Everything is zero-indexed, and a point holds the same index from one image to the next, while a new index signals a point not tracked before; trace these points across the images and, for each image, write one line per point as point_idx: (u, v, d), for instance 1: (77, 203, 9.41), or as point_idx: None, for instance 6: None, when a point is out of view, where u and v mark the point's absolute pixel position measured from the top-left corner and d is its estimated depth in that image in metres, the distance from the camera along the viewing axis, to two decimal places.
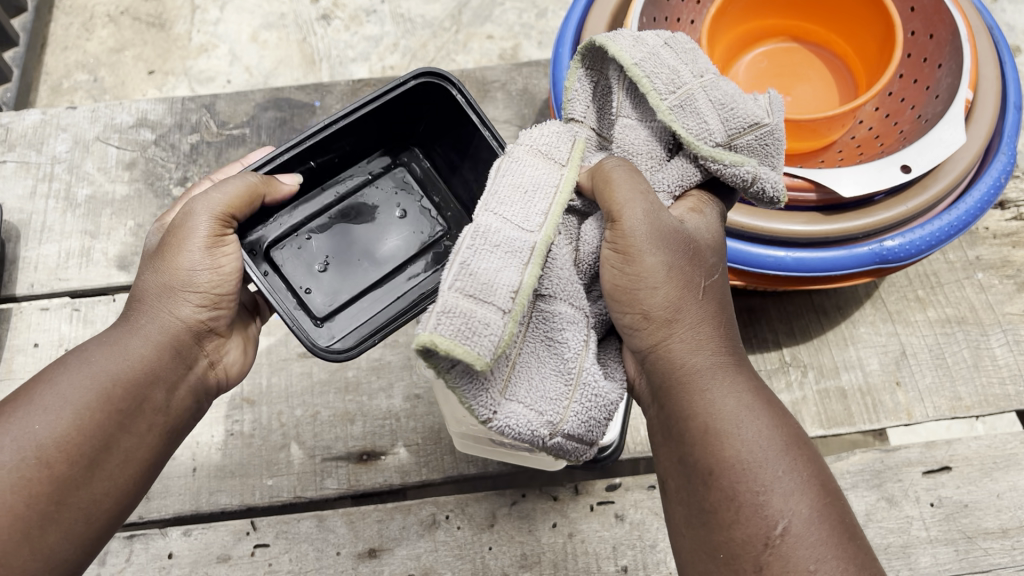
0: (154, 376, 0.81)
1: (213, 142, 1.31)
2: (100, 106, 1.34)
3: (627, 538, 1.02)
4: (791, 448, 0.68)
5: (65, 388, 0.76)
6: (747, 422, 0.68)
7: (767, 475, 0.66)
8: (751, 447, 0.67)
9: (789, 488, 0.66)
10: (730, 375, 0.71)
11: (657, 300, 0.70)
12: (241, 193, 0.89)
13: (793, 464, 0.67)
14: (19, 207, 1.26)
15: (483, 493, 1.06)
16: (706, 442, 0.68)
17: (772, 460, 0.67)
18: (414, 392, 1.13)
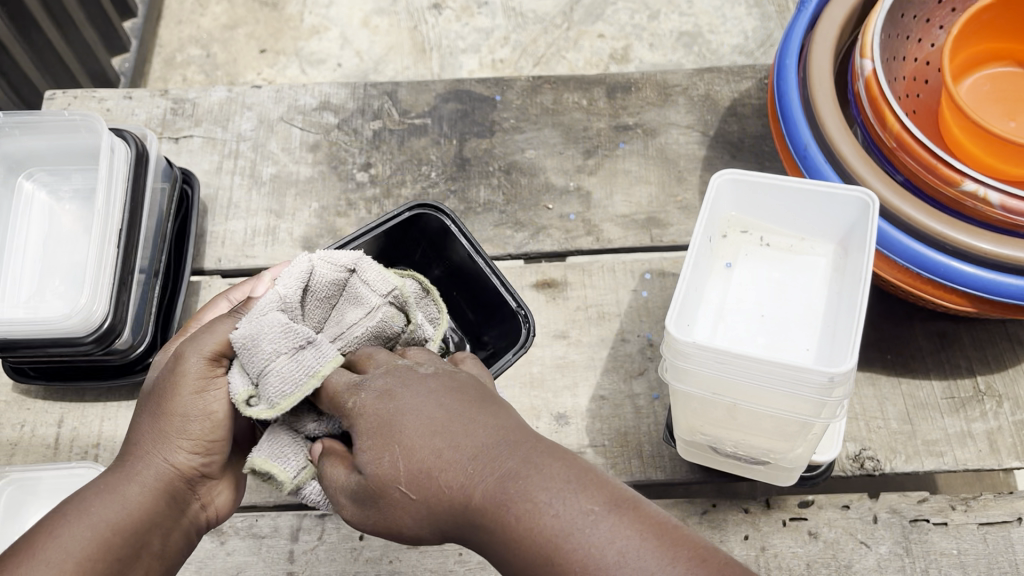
0: (149, 526, 0.77)
1: (396, 130, 1.32)
2: (284, 87, 1.36)
3: (822, 557, 1.01)
4: (607, 513, 0.57)
5: (64, 537, 0.72)
6: (556, 491, 0.58)
7: (586, 547, 0.56)
8: (564, 520, 0.57)
9: (630, 564, 0.55)
10: (531, 458, 0.61)
11: (438, 463, 0.63)
12: (234, 332, 0.80)
13: (642, 539, 0.55)
14: (206, 182, 1.28)
15: (672, 500, 1.06)
16: (549, 554, 0.57)
17: (584, 525, 0.56)
18: (600, 393, 1.13)
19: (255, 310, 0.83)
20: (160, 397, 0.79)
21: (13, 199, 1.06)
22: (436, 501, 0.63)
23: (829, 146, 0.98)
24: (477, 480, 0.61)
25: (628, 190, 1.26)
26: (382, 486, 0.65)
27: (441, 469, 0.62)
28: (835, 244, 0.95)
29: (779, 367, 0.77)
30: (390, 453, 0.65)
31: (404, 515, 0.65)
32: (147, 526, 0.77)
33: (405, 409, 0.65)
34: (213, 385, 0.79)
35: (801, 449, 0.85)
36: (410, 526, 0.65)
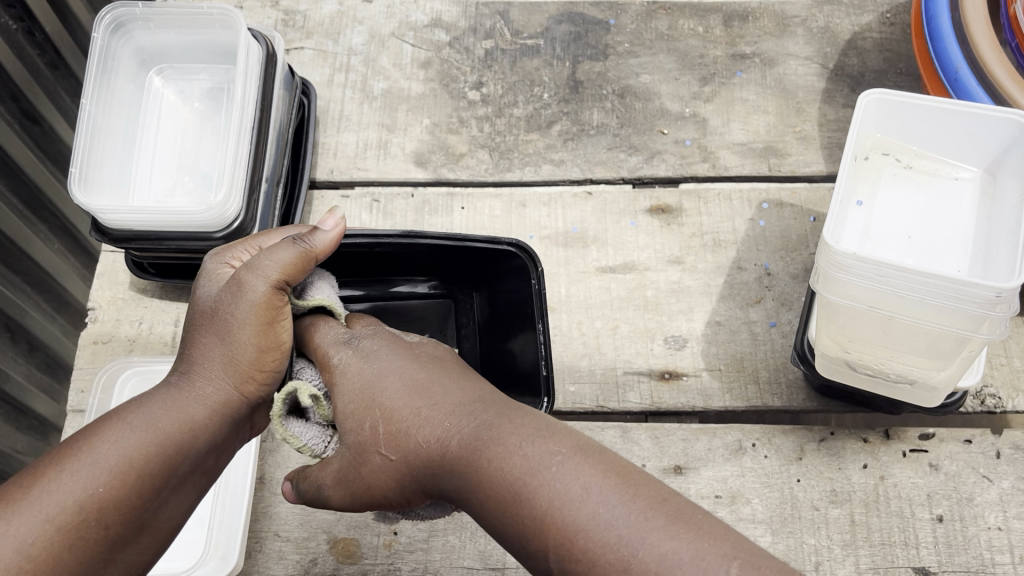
0: (198, 438, 0.79)
1: (508, 49, 1.31)
2: (395, 3, 1.35)
3: (943, 489, 1.00)
4: (574, 456, 0.63)
5: (127, 444, 0.74)
6: (534, 445, 0.64)
7: (545, 480, 0.62)
8: (532, 462, 0.64)
9: (564, 490, 0.61)
10: (501, 430, 0.67)
11: (417, 421, 0.72)
12: (298, 261, 0.81)
13: (591, 479, 0.61)
14: (318, 94, 1.28)
15: (789, 426, 1.05)
16: (507, 498, 0.64)
17: (541, 464, 0.63)
18: (716, 319, 1.11)
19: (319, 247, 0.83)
20: (226, 322, 0.81)
21: (145, 95, 1.10)
22: (414, 456, 0.72)
23: (980, 67, 0.98)
24: (455, 435, 0.69)
25: (746, 118, 1.24)
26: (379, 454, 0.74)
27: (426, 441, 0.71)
28: (982, 165, 0.92)
29: (943, 289, 0.77)
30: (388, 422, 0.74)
31: (384, 476, 0.74)
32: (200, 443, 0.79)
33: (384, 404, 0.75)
34: (246, 280, 0.80)
35: (949, 371, 0.86)
36: (392, 492, 0.75)
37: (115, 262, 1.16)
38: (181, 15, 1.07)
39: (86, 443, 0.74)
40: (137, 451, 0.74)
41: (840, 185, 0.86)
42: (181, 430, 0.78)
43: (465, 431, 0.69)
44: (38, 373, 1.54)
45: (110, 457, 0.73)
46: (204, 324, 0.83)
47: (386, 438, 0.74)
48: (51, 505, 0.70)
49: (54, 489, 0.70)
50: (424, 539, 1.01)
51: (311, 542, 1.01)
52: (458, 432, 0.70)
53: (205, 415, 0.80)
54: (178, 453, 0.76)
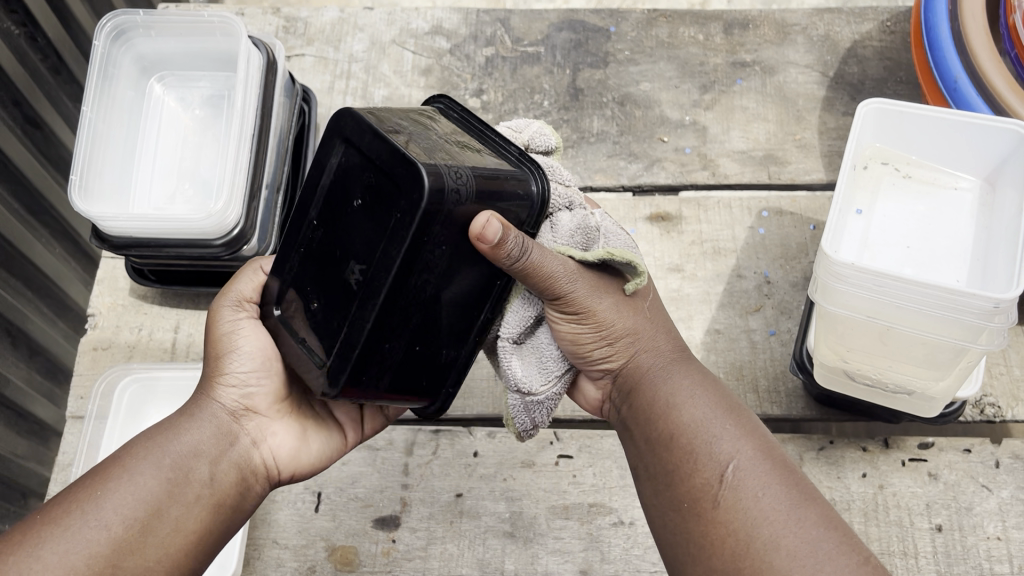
0: (197, 450, 0.75)
1: (508, 57, 1.31)
2: (396, 10, 1.35)
3: (942, 498, 1.00)
4: (727, 416, 0.75)
5: (142, 484, 0.71)
6: (691, 389, 0.79)
7: (715, 429, 0.74)
8: (704, 415, 0.75)
9: (735, 450, 0.72)
10: (684, 369, 0.81)
11: (647, 343, 0.84)
12: (254, 279, 0.84)
13: (766, 465, 0.71)
14: (318, 101, 1.28)
15: (789, 434, 1.05)
16: (683, 432, 0.75)
17: (724, 432, 0.74)
18: (716, 326, 1.11)
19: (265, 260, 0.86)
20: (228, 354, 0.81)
21: (146, 102, 1.10)
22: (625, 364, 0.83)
23: (980, 77, 0.99)
24: (653, 354, 0.83)
25: (746, 126, 1.24)
26: (607, 340, 0.82)
27: (645, 357, 0.83)
28: (981, 175, 0.92)
29: (942, 300, 0.77)
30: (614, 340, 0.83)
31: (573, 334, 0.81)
32: (200, 458, 0.75)
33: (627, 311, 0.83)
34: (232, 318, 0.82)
35: (948, 381, 0.86)
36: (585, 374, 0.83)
37: (115, 268, 1.16)
38: (182, 23, 1.07)
39: (95, 488, 0.70)
40: (146, 493, 0.71)
41: (839, 194, 0.87)
42: (194, 463, 0.75)
43: (659, 359, 0.83)
44: (39, 377, 1.54)
45: (118, 504, 0.69)
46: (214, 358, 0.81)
47: (619, 317, 0.82)
48: (71, 543, 0.67)
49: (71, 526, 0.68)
50: (422, 547, 1.00)
51: (309, 550, 1.01)
52: (670, 353, 0.84)
53: (213, 441, 0.77)
54: (192, 487, 0.73)
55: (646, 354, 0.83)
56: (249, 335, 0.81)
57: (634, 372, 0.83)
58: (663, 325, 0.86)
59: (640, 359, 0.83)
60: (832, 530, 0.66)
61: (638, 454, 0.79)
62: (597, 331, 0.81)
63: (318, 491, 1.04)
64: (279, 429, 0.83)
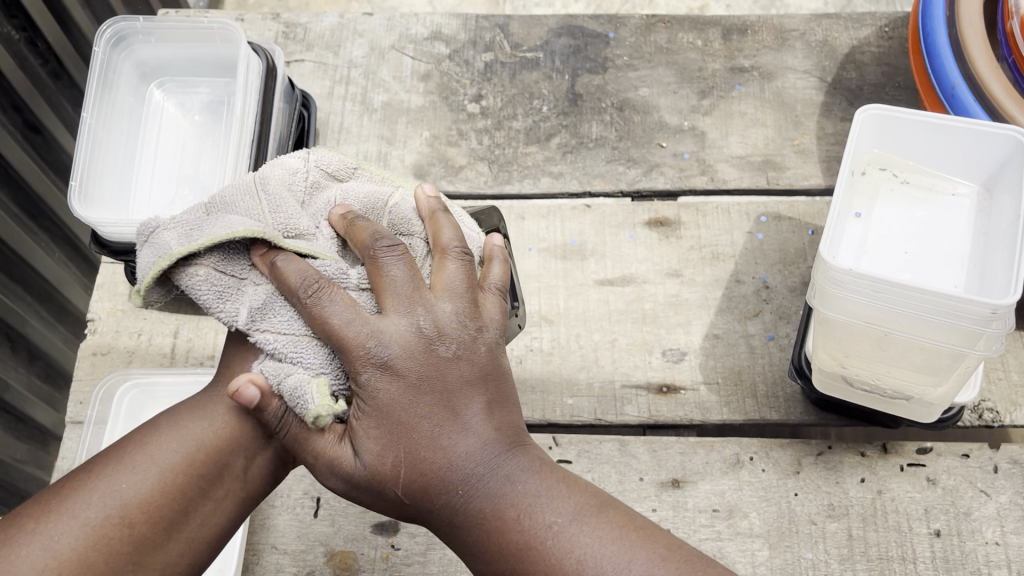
0: (229, 445, 0.80)
1: (507, 62, 1.31)
2: (396, 16, 1.35)
3: (941, 503, 1.00)
4: (590, 516, 0.72)
5: (165, 460, 0.77)
6: (543, 499, 0.73)
7: (574, 560, 0.70)
8: (544, 517, 0.72)
9: (597, 557, 0.70)
10: (511, 465, 0.74)
11: (437, 440, 0.73)
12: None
13: (644, 568, 0.69)
14: (318, 106, 1.28)
15: (787, 439, 1.05)
16: (526, 553, 0.71)
17: (575, 550, 0.70)
18: (715, 331, 1.11)
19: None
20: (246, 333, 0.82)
21: (146, 108, 1.11)
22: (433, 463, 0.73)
23: (978, 84, 0.99)
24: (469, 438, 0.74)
25: (745, 132, 1.24)
26: (382, 476, 0.72)
27: (432, 447, 0.73)
28: (979, 181, 0.93)
29: (941, 305, 0.77)
30: (385, 449, 0.72)
31: (430, 456, 0.73)
32: (235, 458, 0.80)
33: (446, 365, 0.73)
34: None
35: (947, 387, 0.86)
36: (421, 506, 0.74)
37: (115, 273, 1.16)
38: (181, 29, 1.08)
39: (124, 459, 0.76)
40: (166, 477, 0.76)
41: (836, 199, 0.87)
42: (222, 450, 0.79)
43: (494, 453, 0.74)
44: (38, 382, 1.54)
45: (136, 481, 0.75)
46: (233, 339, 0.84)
47: (393, 377, 0.72)
48: (93, 512, 0.73)
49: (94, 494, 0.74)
50: (421, 552, 1.01)
51: (309, 555, 1.01)
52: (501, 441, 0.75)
53: (238, 428, 0.81)
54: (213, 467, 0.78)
55: (462, 459, 0.73)
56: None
57: (455, 480, 0.73)
58: (503, 401, 0.77)
59: (452, 469, 0.73)
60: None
61: (473, 547, 0.74)
62: (387, 410, 0.72)
63: (318, 496, 1.04)
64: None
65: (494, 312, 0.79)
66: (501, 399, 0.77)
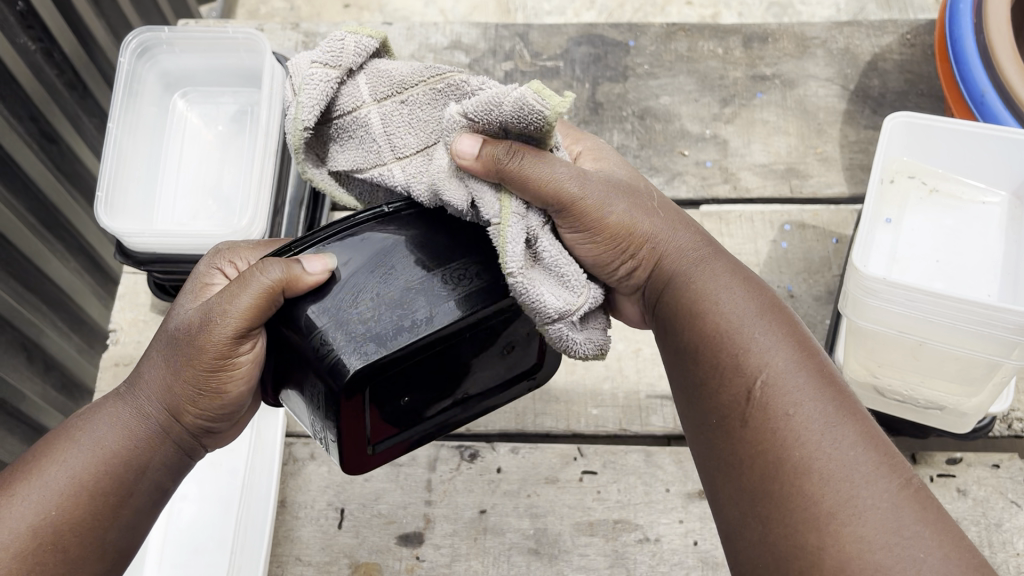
0: (142, 467, 0.72)
1: (527, 71, 1.31)
2: (415, 26, 1.35)
3: (971, 514, 0.99)
4: (769, 316, 0.67)
5: (77, 465, 0.68)
6: (732, 288, 0.70)
7: (746, 339, 0.66)
8: (737, 316, 0.67)
9: (778, 359, 0.64)
10: (718, 261, 0.73)
11: (724, 289, 0.70)
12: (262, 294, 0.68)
13: (809, 379, 0.63)
14: None
15: None
16: (709, 336, 0.67)
17: (751, 325, 0.67)
18: None
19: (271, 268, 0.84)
20: (175, 340, 0.71)
21: (169, 118, 1.11)
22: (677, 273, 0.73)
23: (1006, 90, 0.98)
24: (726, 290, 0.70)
25: (767, 139, 1.24)
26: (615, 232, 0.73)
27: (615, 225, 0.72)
28: (1010, 189, 0.92)
29: (975, 314, 0.76)
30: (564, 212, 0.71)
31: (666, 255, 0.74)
32: (152, 464, 0.73)
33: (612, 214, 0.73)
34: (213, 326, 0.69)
35: (982, 396, 0.85)
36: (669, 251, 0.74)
37: (136, 283, 1.16)
38: (204, 39, 1.08)
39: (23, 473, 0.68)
40: (77, 489, 0.67)
41: (866, 207, 0.86)
42: (137, 463, 0.71)
43: (679, 244, 0.75)
44: (54, 393, 1.53)
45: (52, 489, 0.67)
46: (162, 340, 0.74)
47: (581, 175, 0.72)
48: (5, 539, 0.65)
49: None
50: (446, 564, 1.00)
51: (333, 566, 1.00)
52: (698, 247, 0.75)
53: (156, 444, 0.73)
54: (126, 486, 0.70)
55: (660, 240, 0.75)
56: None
57: (731, 330, 0.67)
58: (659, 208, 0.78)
59: (659, 244, 0.75)
60: (879, 454, 0.58)
61: (683, 347, 0.70)
62: (567, 190, 0.70)
63: (341, 507, 1.03)
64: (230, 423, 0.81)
65: (614, 164, 0.83)
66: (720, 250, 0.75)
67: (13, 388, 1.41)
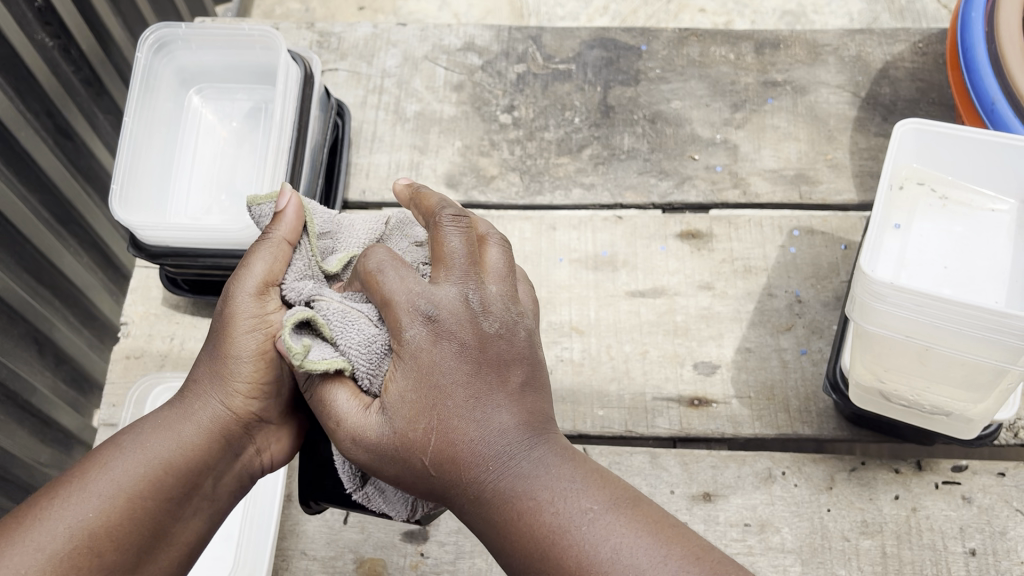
0: (200, 465, 0.79)
1: (540, 74, 1.31)
2: (430, 27, 1.36)
3: (976, 522, 0.99)
4: (605, 510, 0.67)
5: (126, 469, 0.75)
6: (558, 479, 0.69)
7: (573, 533, 0.66)
8: (561, 512, 0.67)
9: (592, 534, 0.66)
10: (530, 441, 0.69)
11: (466, 420, 0.68)
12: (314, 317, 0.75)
13: (630, 523, 0.67)
14: (351, 115, 1.29)
15: (820, 455, 1.04)
16: (530, 542, 0.67)
17: (574, 510, 0.67)
18: (746, 345, 1.10)
19: (287, 232, 0.80)
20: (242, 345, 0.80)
21: (184, 113, 1.12)
22: (458, 453, 0.68)
23: (1017, 100, 0.98)
24: (477, 432, 0.68)
25: (777, 145, 1.24)
26: (409, 441, 0.68)
27: (463, 421, 0.68)
28: (1019, 197, 0.92)
29: (982, 320, 0.76)
30: (414, 416, 0.68)
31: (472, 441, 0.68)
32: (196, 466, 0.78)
33: (428, 362, 0.68)
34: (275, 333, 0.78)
35: (989, 403, 0.85)
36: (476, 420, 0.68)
37: (148, 277, 1.17)
38: (221, 36, 1.09)
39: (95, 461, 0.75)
40: (126, 485, 0.74)
41: (876, 213, 0.86)
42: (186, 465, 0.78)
43: (504, 432, 0.69)
44: (63, 386, 1.55)
45: (107, 484, 0.73)
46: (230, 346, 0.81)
47: (392, 417, 0.69)
48: (53, 534, 0.70)
49: (51, 516, 0.71)
50: (450, 561, 1.00)
51: (338, 561, 1.01)
52: (514, 425, 0.69)
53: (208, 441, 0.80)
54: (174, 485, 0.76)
55: (483, 436, 0.68)
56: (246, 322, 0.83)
57: (483, 453, 0.68)
58: (524, 375, 0.71)
59: (467, 448, 0.68)
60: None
61: (506, 550, 0.68)
62: (369, 449, 0.70)
63: None
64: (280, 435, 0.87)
65: (497, 265, 0.72)
66: (502, 373, 0.69)
67: (24, 380, 1.42)
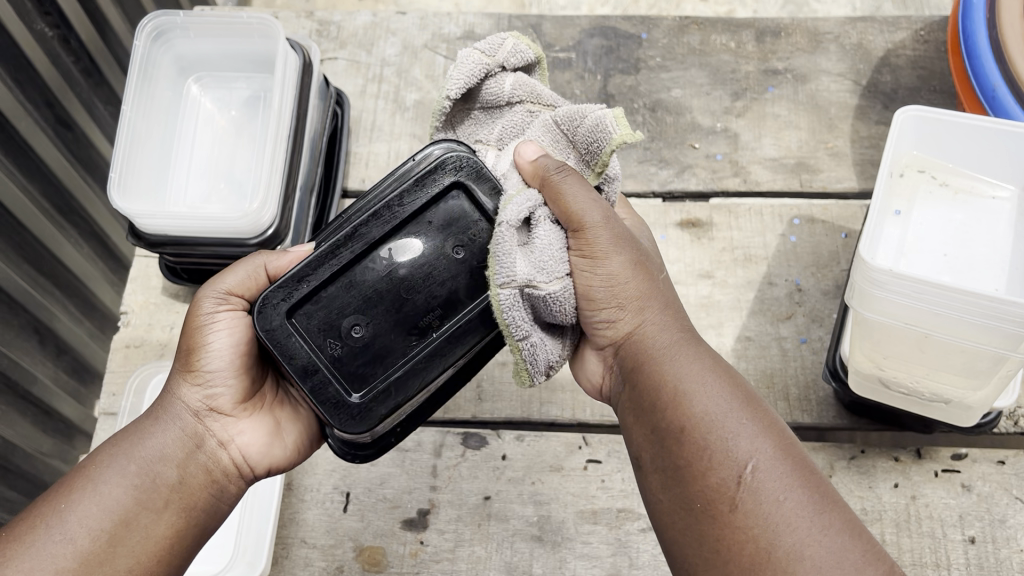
0: (163, 455, 0.81)
1: None
2: (429, 15, 1.35)
3: (975, 510, 0.99)
4: (758, 423, 0.70)
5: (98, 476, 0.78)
6: (711, 388, 0.72)
7: (724, 432, 0.69)
8: (717, 414, 0.70)
9: (745, 446, 0.68)
10: (697, 356, 0.76)
11: (648, 313, 0.78)
12: (246, 276, 0.84)
13: (774, 449, 0.68)
14: (351, 104, 1.29)
15: (819, 443, 1.04)
16: (671, 434, 0.71)
17: (731, 416, 0.70)
18: (746, 334, 1.10)
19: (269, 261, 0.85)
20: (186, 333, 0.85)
21: (183, 102, 1.12)
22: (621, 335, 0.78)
23: (1018, 85, 0.98)
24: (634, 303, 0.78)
25: (778, 134, 1.24)
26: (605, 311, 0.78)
27: (646, 327, 0.78)
28: (1019, 184, 0.92)
29: (982, 308, 0.76)
30: (636, 290, 0.78)
31: (648, 333, 0.78)
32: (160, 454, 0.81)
33: (618, 284, 0.77)
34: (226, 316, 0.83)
35: (989, 389, 0.85)
36: (659, 328, 0.78)
37: (148, 267, 1.17)
38: (219, 25, 1.09)
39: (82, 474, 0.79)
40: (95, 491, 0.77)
41: (876, 199, 0.86)
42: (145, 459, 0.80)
43: (666, 331, 0.78)
44: (63, 375, 1.54)
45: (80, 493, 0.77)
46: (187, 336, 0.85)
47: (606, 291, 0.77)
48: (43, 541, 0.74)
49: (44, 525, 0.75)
50: (450, 549, 1.00)
51: (337, 550, 1.01)
52: (677, 334, 0.78)
53: (164, 437, 0.82)
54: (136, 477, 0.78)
55: (654, 335, 0.77)
56: (222, 333, 0.82)
57: (642, 348, 0.77)
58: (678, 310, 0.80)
59: (641, 340, 0.77)
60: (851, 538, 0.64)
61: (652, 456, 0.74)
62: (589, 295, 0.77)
63: (347, 491, 1.04)
64: (248, 429, 0.86)
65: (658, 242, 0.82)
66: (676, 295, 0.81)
67: (25, 369, 1.42)
